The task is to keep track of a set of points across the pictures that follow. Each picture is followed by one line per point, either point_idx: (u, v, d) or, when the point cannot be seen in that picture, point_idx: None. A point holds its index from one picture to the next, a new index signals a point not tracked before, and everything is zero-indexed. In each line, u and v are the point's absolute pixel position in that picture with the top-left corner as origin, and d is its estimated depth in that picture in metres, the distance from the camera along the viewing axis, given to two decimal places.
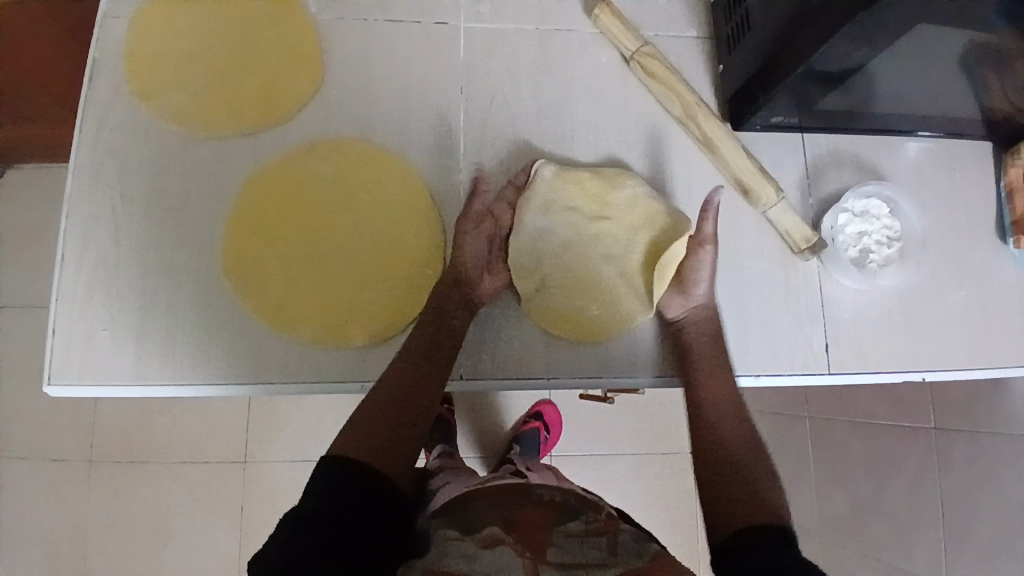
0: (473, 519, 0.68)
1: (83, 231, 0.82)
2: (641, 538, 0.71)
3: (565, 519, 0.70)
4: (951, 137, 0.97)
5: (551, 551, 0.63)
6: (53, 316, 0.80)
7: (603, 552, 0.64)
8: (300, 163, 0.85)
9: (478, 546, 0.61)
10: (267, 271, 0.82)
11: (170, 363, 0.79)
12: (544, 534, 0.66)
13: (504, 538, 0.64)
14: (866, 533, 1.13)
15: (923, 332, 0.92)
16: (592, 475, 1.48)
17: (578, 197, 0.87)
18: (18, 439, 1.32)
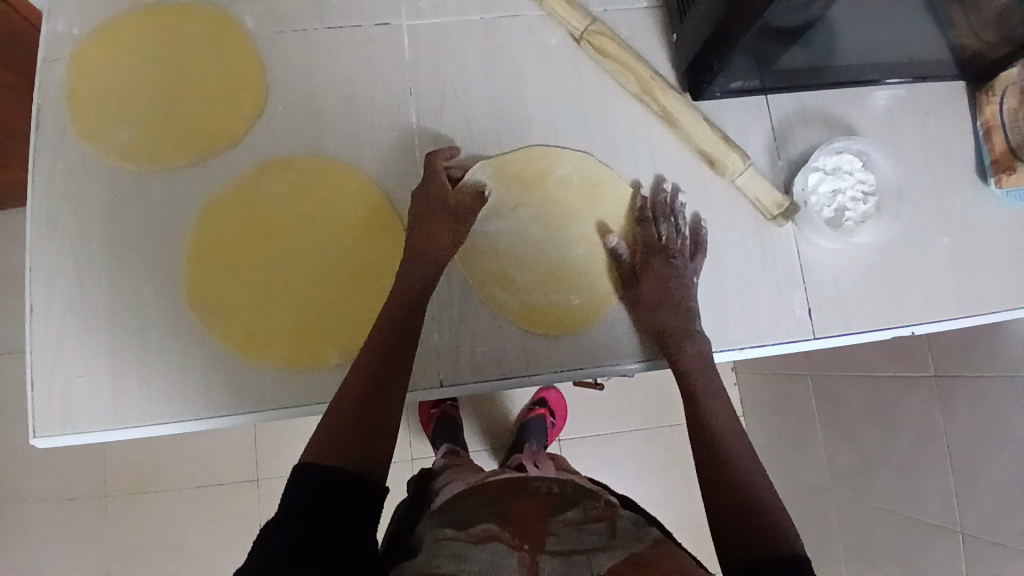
0: (468, 515, 0.68)
1: (48, 281, 0.81)
2: (640, 521, 0.70)
3: (563, 509, 0.70)
4: (920, 82, 0.93)
5: (546, 543, 0.63)
6: (30, 369, 0.79)
7: (601, 537, 0.64)
8: (255, 186, 0.84)
9: (471, 544, 0.61)
10: (235, 299, 0.81)
11: (150, 402, 0.79)
12: (541, 527, 0.66)
13: (497, 534, 0.63)
14: (877, 488, 1.11)
15: (909, 284, 0.90)
16: (602, 454, 1.48)
17: (538, 194, 0.87)
18: (32, 483, 1.33)
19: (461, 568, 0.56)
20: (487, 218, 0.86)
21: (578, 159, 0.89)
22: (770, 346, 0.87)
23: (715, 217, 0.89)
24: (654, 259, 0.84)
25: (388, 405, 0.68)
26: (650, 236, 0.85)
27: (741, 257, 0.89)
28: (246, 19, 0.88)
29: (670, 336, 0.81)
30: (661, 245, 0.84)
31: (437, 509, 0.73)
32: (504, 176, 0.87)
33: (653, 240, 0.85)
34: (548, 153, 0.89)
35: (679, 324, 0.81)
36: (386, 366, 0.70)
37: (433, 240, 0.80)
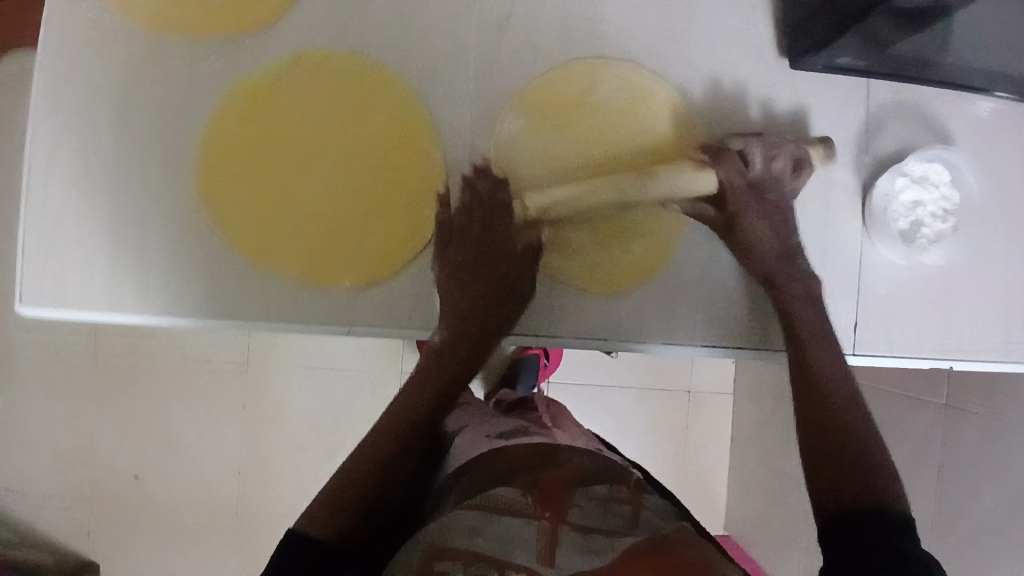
0: (491, 473, 0.63)
1: (48, 141, 0.74)
2: (669, 512, 0.63)
3: (590, 480, 0.63)
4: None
5: (568, 514, 0.58)
6: (21, 235, 0.74)
7: (625, 522, 0.58)
8: (286, 77, 0.75)
9: (489, 509, 0.57)
10: (247, 198, 0.75)
11: (146, 291, 0.74)
12: (565, 494, 0.60)
13: (519, 499, 0.58)
14: None
15: (959, 316, 0.84)
16: (590, 406, 1.46)
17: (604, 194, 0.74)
18: (23, 328, 1.31)
19: (475, 547, 0.54)
20: (523, 162, 0.77)
21: (647, 105, 0.79)
22: None
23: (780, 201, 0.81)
24: (745, 203, 0.78)
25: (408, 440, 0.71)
26: (743, 168, 0.76)
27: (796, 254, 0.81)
28: None
29: (781, 281, 0.76)
30: (753, 178, 0.77)
31: (464, 467, 0.66)
32: (555, 108, 0.78)
33: (739, 175, 0.76)
34: (618, 80, 0.78)
35: (777, 202, 0.78)
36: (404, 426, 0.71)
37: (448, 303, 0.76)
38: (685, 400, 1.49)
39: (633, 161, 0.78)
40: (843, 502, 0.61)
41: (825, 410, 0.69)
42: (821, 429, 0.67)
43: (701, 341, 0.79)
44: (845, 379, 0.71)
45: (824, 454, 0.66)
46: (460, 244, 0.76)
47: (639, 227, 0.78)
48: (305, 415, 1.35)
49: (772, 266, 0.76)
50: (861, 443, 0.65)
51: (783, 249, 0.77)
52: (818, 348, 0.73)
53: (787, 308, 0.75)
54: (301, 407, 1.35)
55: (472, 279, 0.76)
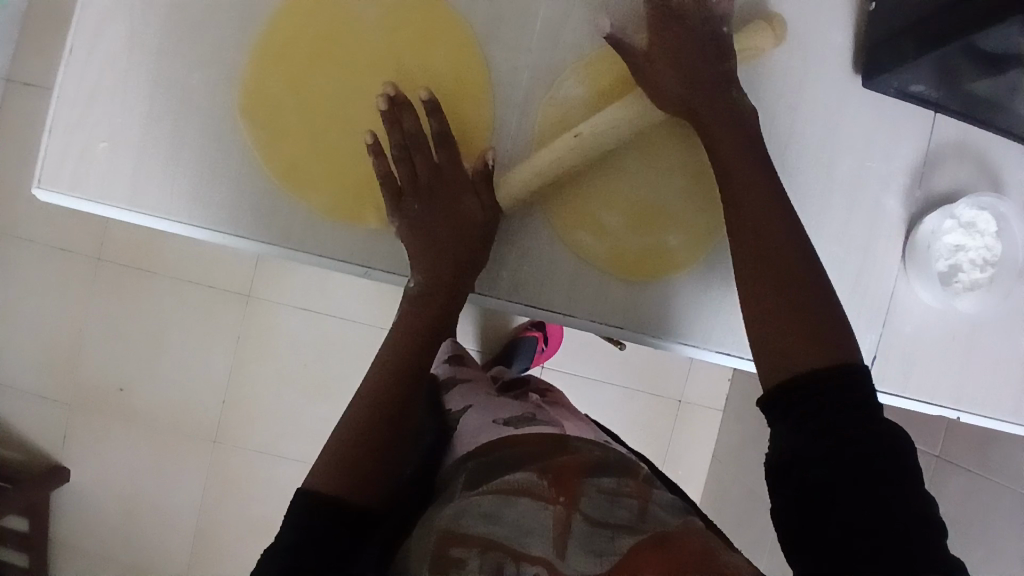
0: (506, 461, 0.63)
1: (95, 23, 0.72)
2: (677, 506, 0.62)
3: (603, 470, 0.63)
4: None
5: (580, 503, 0.58)
6: (51, 114, 0.71)
7: (632, 515, 0.57)
8: (347, 0, 0.73)
9: (500, 499, 0.57)
10: (286, 118, 0.72)
11: (168, 195, 0.72)
12: (578, 482, 0.60)
13: (533, 486, 0.58)
14: None
15: (977, 369, 0.82)
16: (581, 398, 1.45)
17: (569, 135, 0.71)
18: (30, 217, 1.29)
19: (490, 531, 0.54)
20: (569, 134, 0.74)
21: None
22: None
23: (823, 221, 0.79)
24: (659, 51, 0.68)
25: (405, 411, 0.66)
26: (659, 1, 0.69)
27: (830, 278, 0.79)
28: None
29: (719, 149, 0.67)
30: (676, 10, 0.68)
31: (472, 452, 0.67)
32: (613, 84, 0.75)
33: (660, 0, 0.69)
34: None
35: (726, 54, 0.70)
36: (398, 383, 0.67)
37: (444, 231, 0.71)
38: (674, 408, 1.48)
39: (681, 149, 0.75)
40: (804, 366, 0.56)
41: (803, 293, 0.59)
42: (812, 328, 0.58)
43: (718, 347, 0.77)
44: (779, 202, 0.64)
45: (778, 328, 0.59)
46: (415, 193, 0.71)
47: (676, 217, 0.76)
48: (297, 354, 1.33)
49: (689, 107, 0.68)
50: (817, 280, 0.61)
51: (717, 82, 0.68)
52: (768, 213, 0.63)
53: (725, 135, 0.67)
54: (294, 345, 1.33)
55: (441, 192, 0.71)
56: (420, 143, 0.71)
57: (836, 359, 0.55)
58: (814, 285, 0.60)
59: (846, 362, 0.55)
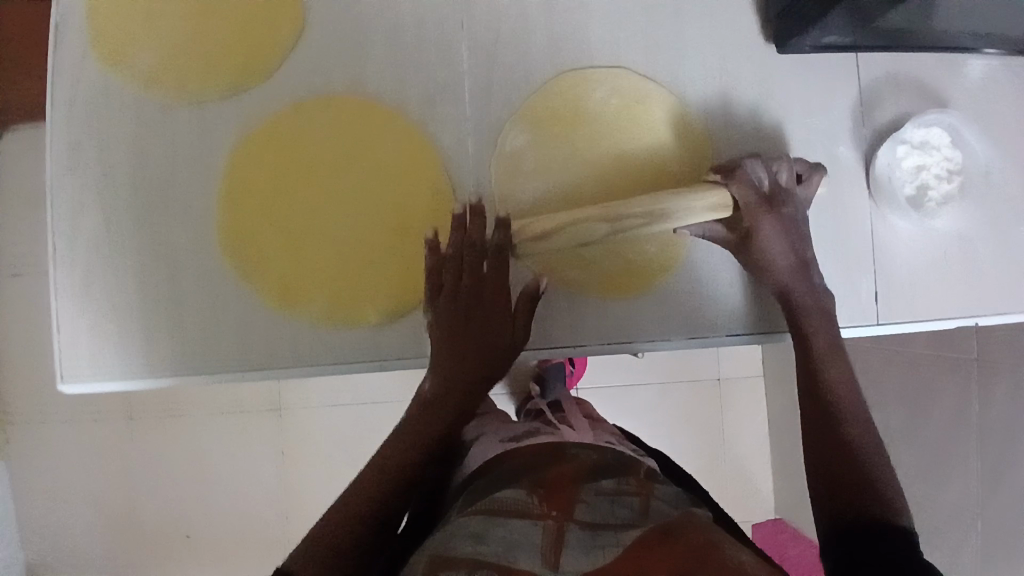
0: (499, 478, 0.64)
1: (71, 217, 0.76)
2: (681, 502, 0.63)
3: (598, 475, 0.64)
4: (1016, 56, 0.83)
5: (575, 512, 0.58)
6: (55, 311, 0.76)
7: (632, 513, 0.59)
8: (290, 123, 0.77)
9: (491, 517, 0.57)
10: (267, 247, 0.76)
11: (181, 351, 0.76)
12: (572, 491, 0.61)
13: (524, 502, 0.59)
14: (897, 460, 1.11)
15: (977, 274, 0.84)
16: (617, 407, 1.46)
17: (594, 229, 0.72)
18: (58, 397, 1.33)
19: (477, 551, 0.53)
20: (521, 178, 0.78)
21: (643, 104, 0.80)
22: None
23: None
24: (763, 216, 0.75)
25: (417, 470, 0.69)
26: (751, 192, 0.75)
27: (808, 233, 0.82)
28: None
29: (799, 301, 0.75)
30: (766, 194, 0.75)
31: (474, 475, 0.68)
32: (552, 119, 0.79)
33: (752, 196, 0.75)
34: (607, 87, 0.80)
35: (807, 288, 0.75)
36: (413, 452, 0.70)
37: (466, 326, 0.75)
38: (713, 389, 1.49)
39: (634, 164, 0.80)
40: (854, 505, 0.60)
41: (868, 459, 0.63)
42: (852, 480, 0.62)
43: (727, 331, 0.80)
44: (848, 374, 0.70)
45: (843, 455, 0.64)
46: (453, 295, 0.74)
47: (651, 228, 0.79)
48: (340, 450, 1.36)
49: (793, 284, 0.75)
50: (867, 442, 0.65)
51: (805, 266, 0.76)
52: (826, 349, 0.73)
53: (813, 360, 0.72)
54: (336, 442, 1.36)
55: (477, 292, 0.74)
56: (477, 244, 0.74)
57: (881, 518, 0.58)
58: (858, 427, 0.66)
59: (878, 517, 0.58)
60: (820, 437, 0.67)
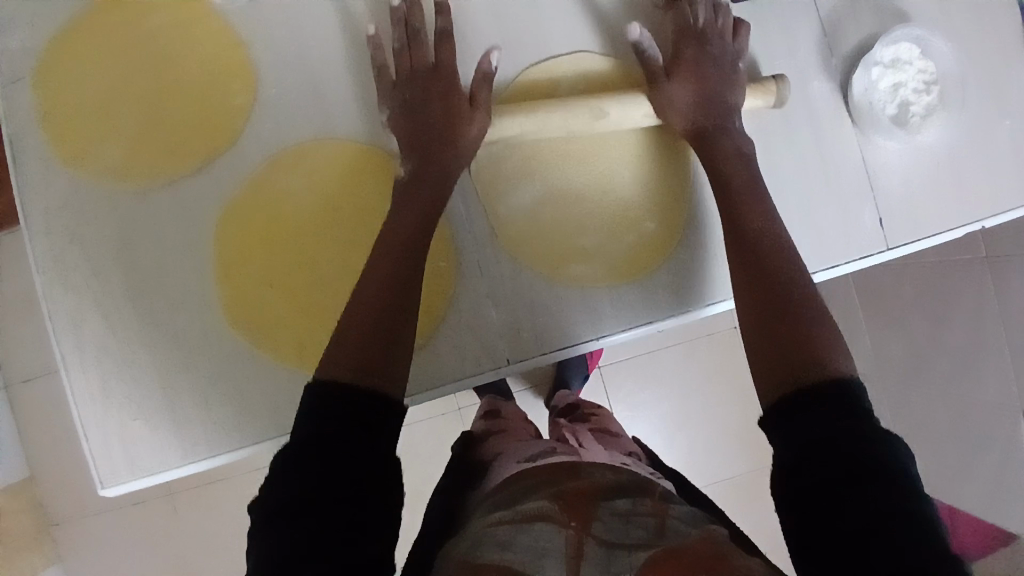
0: (517, 496, 0.65)
1: (75, 324, 0.76)
2: (698, 522, 0.62)
3: (614, 495, 0.65)
4: None
5: (593, 526, 0.59)
6: (81, 421, 0.76)
7: (647, 533, 0.58)
8: (267, 184, 0.76)
9: (514, 527, 0.59)
10: (274, 311, 0.75)
11: (213, 432, 0.75)
12: (589, 507, 0.62)
13: (545, 513, 0.61)
14: None
15: (974, 177, 0.83)
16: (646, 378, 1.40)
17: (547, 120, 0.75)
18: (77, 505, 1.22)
19: (505, 555, 0.55)
20: (513, 182, 0.78)
21: (615, 84, 0.80)
22: (844, 267, 0.82)
23: (769, 130, 0.81)
24: (687, 45, 0.76)
25: (408, 302, 0.63)
26: (684, 18, 0.77)
27: (802, 176, 0.82)
28: None
29: (711, 128, 0.74)
30: (696, 29, 0.76)
31: (494, 494, 0.69)
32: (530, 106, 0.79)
33: (685, 22, 0.77)
34: (572, 77, 0.80)
35: (722, 122, 0.74)
36: (404, 279, 0.64)
37: (421, 194, 0.70)
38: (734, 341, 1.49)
39: (612, 141, 0.79)
40: (802, 382, 0.54)
41: (809, 330, 0.58)
42: (805, 360, 0.56)
43: None
44: (787, 252, 0.65)
45: (779, 289, 0.62)
46: (408, 136, 0.73)
47: (644, 207, 0.79)
48: None
49: (708, 119, 0.74)
50: (815, 313, 0.59)
51: (719, 100, 0.75)
52: (746, 207, 0.69)
53: (722, 163, 0.72)
54: None
55: (423, 126, 0.72)
56: (411, 82, 0.73)
57: (824, 377, 0.53)
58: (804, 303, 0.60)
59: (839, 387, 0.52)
60: (774, 344, 0.58)
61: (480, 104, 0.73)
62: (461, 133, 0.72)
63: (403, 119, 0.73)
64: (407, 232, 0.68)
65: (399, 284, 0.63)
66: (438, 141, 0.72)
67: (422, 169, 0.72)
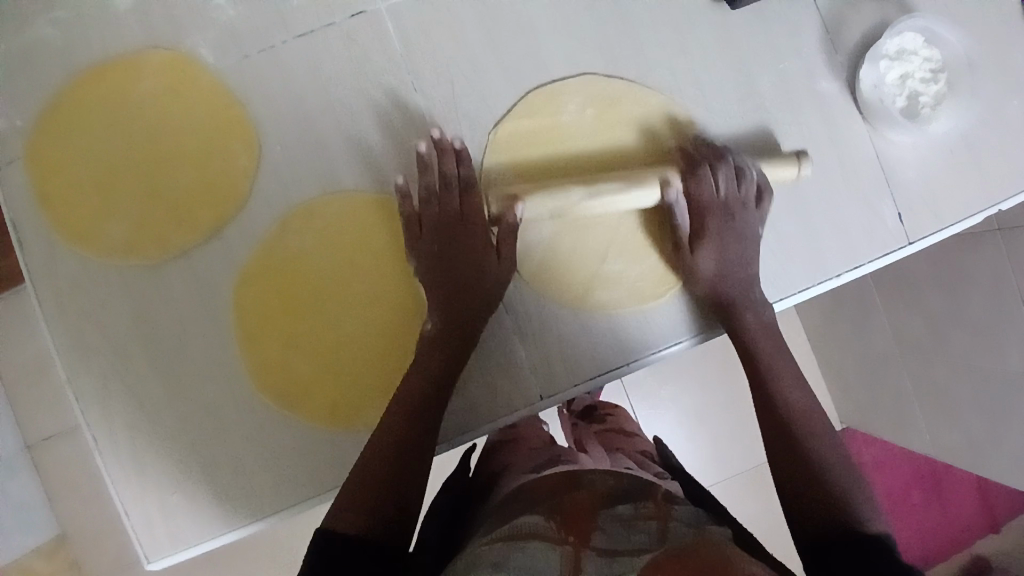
0: (515, 513, 0.63)
1: (99, 404, 0.75)
2: (704, 522, 0.60)
3: (613, 505, 0.63)
4: None
5: (592, 538, 0.57)
6: (118, 499, 0.75)
7: (650, 536, 0.56)
8: (280, 244, 0.74)
9: (511, 543, 0.56)
10: (301, 373, 0.74)
11: (253, 498, 0.74)
12: (588, 519, 0.60)
13: (542, 529, 0.58)
14: (950, 344, 1.10)
15: (990, 160, 0.82)
16: (681, 387, 1.24)
17: (567, 199, 0.71)
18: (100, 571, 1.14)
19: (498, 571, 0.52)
20: (528, 216, 0.77)
21: (624, 101, 0.78)
22: (868, 265, 0.81)
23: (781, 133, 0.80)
24: (710, 215, 0.74)
25: (418, 464, 0.65)
26: (707, 189, 0.74)
27: (819, 176, 0.80)
28: (203, 53, 0.75)
29: (733, 305, 0.74)
30: (722, 201, 0.74)
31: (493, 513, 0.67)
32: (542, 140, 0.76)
33: (712, 196, 0.74)
34: (579, 96, 0.78)
35: (745, 292, 0.75)
36: (417, 428, 0.67)
37: (429, 353, 0.70)
38: None
39: (627, 160, 0.77)
40: (806, 514, 0.60)
41: (818, 467, 0.63)
42: (812, 477, 0.62)
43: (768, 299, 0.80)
44: (806, 394, 0.70)
45: (809, 441, 0.65)
46: (427, 235, 0.72)
47: (663, 227, 0.78)
48: None
49: (732, 295, 0.75)
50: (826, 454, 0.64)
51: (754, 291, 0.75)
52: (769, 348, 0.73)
53: (745, 336, 0.73)
54: None
55: (448, 278, 0.71)
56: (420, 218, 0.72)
57: (837, 515, 0.58)
58: (822, 439, 0.66)
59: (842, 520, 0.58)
60: (788, 459, 0.64)
61: (506, 234, 0.72)
62: (482, 282, 0.72)
63: (424, 267, 0.72)
64: (416, 386, 0.68)
65: (422, 398, 0.68)
66: (462, 304, 0.71)
67: (451, 317, 0.71)
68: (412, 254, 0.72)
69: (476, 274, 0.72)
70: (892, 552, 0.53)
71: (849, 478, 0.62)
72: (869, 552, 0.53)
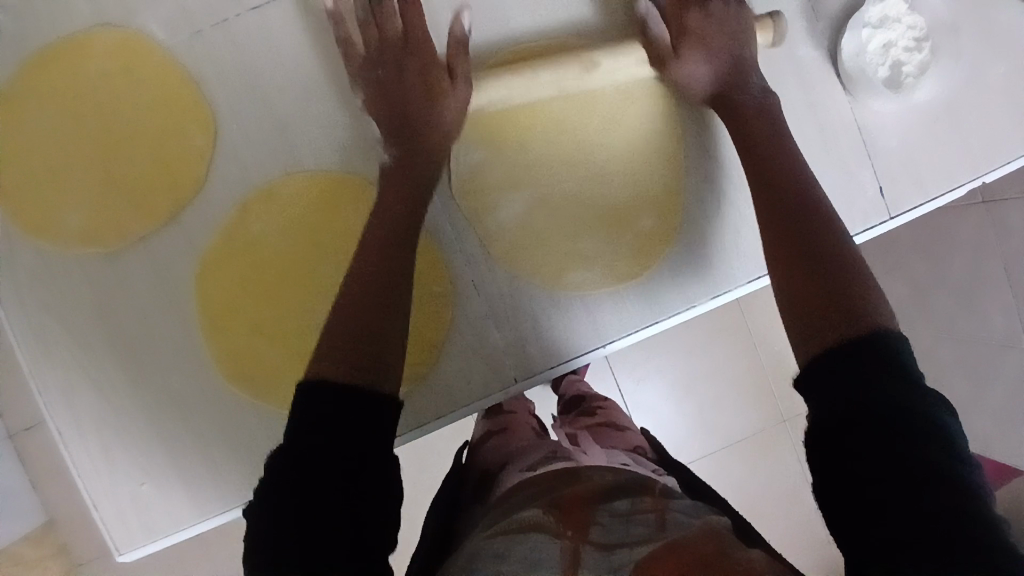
0: (514, 507, 0.62)
1: (65, 397, 0.73)
2: (702, 512, 0.60)
3: (612, 497, 0.62)
4: None
5: (590, 532, 0.56)
6: (88, 491, 0.74)
7: (649, 528, 0.55)
8: (242, 230, 0.72)
9: (510, 539, 0.55)
10: (269, 363, 0.72)
11: (224, 488, 0.74)
12: (587, 512, 0.59)
13: (540, 522, 0.57)
14: (934, 316, 1.09)
15: (977, 130, 0.79)
16: (665, 362, 1.24)
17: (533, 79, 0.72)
18: None
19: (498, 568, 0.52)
20: (500, 194, 0.75)
21: (597, 72, 0.75)
22: (848, 241, 0.79)
23: None
24: (688, 11, 0.73)
25: (393, 310, 0.59)
26: None
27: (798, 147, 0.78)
28: (152, 29, 0.71)
29: (730, 93, 0.72)
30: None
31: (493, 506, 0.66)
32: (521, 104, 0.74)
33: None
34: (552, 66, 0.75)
35: (741, 85, 0.72)
36: (395, 290, 0.61)
37: (393, 203, 0.67)
38: None
39: (600, 132, 0.75)
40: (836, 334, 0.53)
41: (838, 276, 0.56)
42: (835, 290, 0.55)
43: (745, 279, 0.77)
44: (812, 188, 0.64)
45: (813, 242, 0.59)
46: (376, 82, 0.70)
47: (640, 203, 0.76)
48: None
49: (725, 88, 0.72)
50: (853, 265, 0.57)
51: (740, 71, 0.73)
52: (772, 150, 0.67)
53: (759, 151, 0.67)
54: None
55: (405, 106, 0.70)
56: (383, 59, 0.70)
57: (860, 328, 0.52)
58: (835, 249, 0.58)
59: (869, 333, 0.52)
60: (812, 284, 0.57)
61: (459, 76, 0.71)
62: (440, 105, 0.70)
63: (380, 103, 0.70)
64: (392, 228, 0.65)
65: (389, 257, 0.63)
66: (425, 122, 0.69)
67: (415, 150, 0.69)
68: (370, 97, 0.71)
69: (436, 89, 0.70)
70: (917, 386, 0.49)
71: (867, 282, 0.56)
72: (883, 372, 0.49)
